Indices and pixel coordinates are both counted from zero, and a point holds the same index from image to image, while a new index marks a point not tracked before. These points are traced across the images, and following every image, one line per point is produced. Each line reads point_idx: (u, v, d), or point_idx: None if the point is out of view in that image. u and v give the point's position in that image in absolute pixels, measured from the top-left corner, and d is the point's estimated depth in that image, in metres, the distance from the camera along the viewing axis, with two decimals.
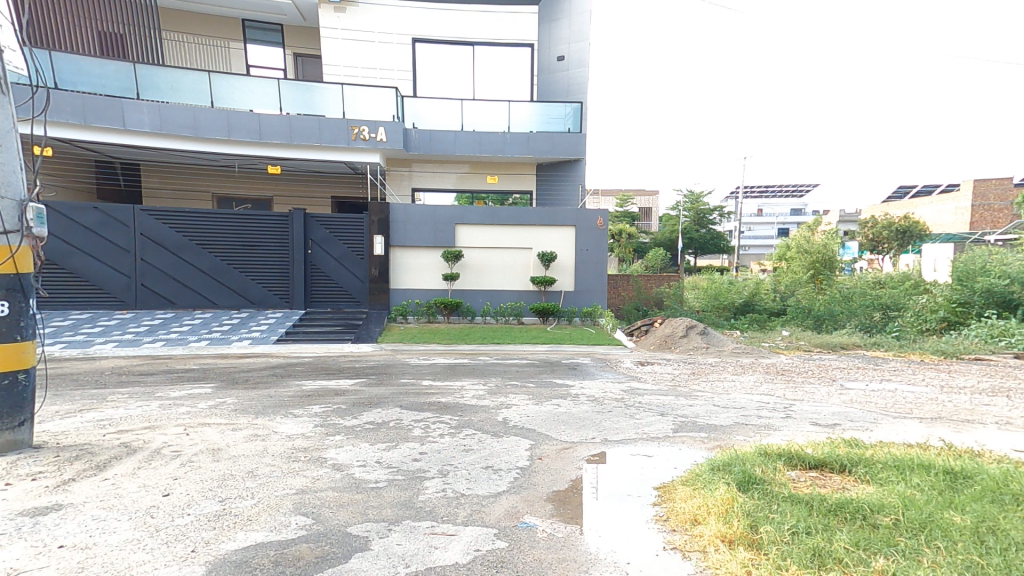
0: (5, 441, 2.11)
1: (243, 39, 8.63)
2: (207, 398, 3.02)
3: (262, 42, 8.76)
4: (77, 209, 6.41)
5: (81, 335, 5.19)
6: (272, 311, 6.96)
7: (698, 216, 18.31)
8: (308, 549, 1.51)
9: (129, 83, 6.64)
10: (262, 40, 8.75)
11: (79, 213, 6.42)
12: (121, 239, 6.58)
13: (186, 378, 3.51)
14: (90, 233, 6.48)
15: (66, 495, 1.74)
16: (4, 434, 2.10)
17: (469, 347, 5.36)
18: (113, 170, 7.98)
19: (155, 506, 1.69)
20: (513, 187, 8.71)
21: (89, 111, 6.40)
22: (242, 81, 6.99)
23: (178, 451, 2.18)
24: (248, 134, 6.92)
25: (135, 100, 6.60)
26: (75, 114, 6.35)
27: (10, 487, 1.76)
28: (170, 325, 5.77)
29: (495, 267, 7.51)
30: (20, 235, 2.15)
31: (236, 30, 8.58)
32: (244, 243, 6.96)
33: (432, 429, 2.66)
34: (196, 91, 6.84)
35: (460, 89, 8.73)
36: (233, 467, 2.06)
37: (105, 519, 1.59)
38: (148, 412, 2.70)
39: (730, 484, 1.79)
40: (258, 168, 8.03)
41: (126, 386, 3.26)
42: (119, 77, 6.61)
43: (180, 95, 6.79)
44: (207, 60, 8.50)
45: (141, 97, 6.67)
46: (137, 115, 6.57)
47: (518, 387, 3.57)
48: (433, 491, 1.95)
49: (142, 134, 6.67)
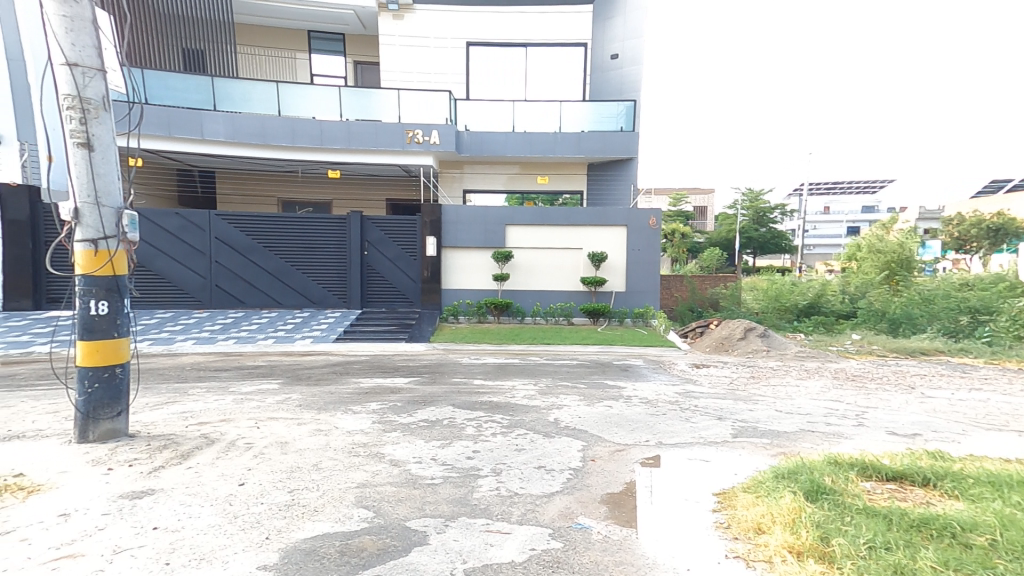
0: (106, 429, 2.30)
1: (308, 49, 9.03)
2: (275, 394, 3.18)
3: (325, 51, 9.12)
4: (159, 214, 6.87)
5: (163, 333, 5.57)
6: (331, 311, 7.23)
7: (758, 215, 17.62)
8: (370, 541, 1.57)
9: (206, 96, 7.06)
10: (324, 50, 9.11)
11: (161, 217, 6.88)
12: (197, 241, 7.01)
13: (256, 374, 3.72)
14: (170, 236, 6.93)
15: (158, 480, 1.88)
16: (105, 423, 2.29)
17: (519, 347, 5.39)
18: (191, 178, 8.51)
19: (233, 495, 1.80)
20: (563, 187, 8.69)
21: (171, 122, 6.85)
22: (307, 90, 7.28)
23: (250, 443, 2.30)
24: (310, 140, 7.21)
25: (211, 110, 7.02)
26: (158, 125, 6.81)
27: (111, 472, 1.92)
28: (241, 324, 6.11)
29: (545, 267, 7.51)
30: (118, 240, 2.34)
31: (301, 41, 8.99)
32: (307, 245, 7.26)
33: (484, 428, 2.70)
34: (265, 101, 7.20)
35: (513, 90, 8.78)
36: (300, 460, 2.16)
37: (191, 504, 1.71)
38: (224, 406, 2.88)
39: (797, 493, 1.73)
40: (319, 173, 8.37)
41: (203, 381, 3.48)
42: (197, 89, 7.02)
43: (251, 106, 7.17)
44: (276, 71, 8.96)
45: (217, 108, 7.08)
46: (213, 125, 6.98)
47: (570, 388, 3.57)
48: (487, 489, 1.98)
49: (216, 143, 7.08)
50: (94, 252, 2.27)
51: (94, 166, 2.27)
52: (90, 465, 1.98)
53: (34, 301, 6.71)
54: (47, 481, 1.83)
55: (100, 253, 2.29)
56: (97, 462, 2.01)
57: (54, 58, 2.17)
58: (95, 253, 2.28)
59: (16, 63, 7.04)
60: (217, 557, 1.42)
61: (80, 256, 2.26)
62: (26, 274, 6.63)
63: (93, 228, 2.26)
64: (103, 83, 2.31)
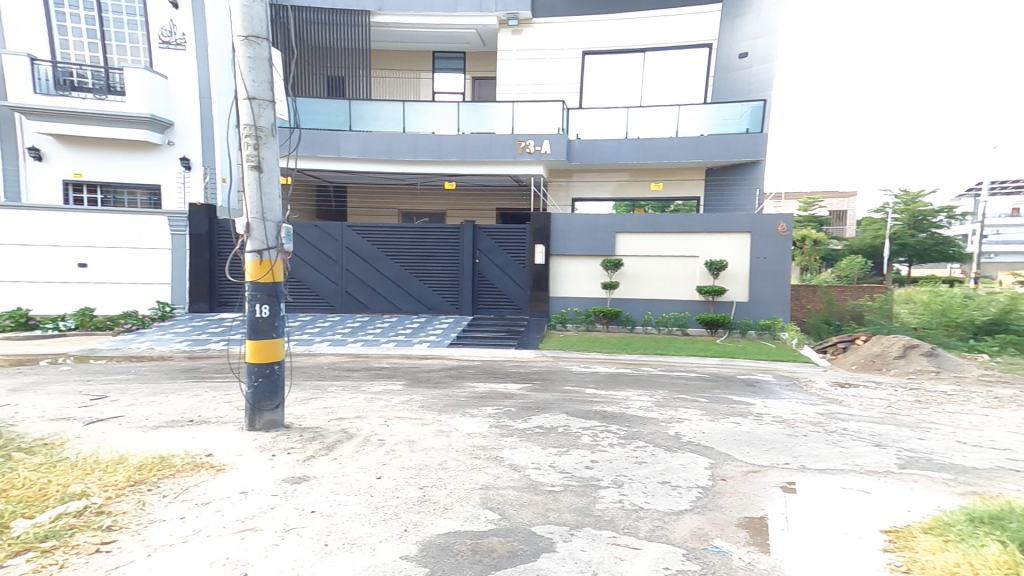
0: (268, 419, 2.60)
1: (432, 69, 9.59)
2: (399, 394, 3.35)
3: (447, 70, 9.62)
4: (303, 227, 7.61)
5: (305, 334, 6.19)
6: (445, 316, 7.56)
7: (915, 219, 15.27)
8: (499, 542, 1.58)
9: (344, 117, 7.70)
10: (447, 68, 9.61)
11: (303, 229, 7.62)
12: (331, 251, 7.66)
13: (382, 375, 3.97)
14: (310, 246, 7.64)
15: (310, 468, 2.09)
16: (266, 414, 2.59)
17: (630, 357, 5.24)
18: (326, 194, 9.37)
19: (372, 486, 1.92)
20: (678, 193, 8.43)
21: (313, 143, 7.59)
22: (429, 106, 7.71)
23: (382, 439, 2.44)
24: (428, 154, 7.64)
25: (348, 131, 7.66)
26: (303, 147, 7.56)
27: (274, 458, 2.20)
28: (367, 327, 6.59)
29: (657, 275, 7.26)
30: (277, 251, 2.63)
31: (426, 61, 9.57)
32: (425, 254, 7.66)
33: (602, 438, 2.63)
34: (391, 120, 7.71)
35: (627, 96, 8.67)
36: (426, 458, 2.25)
37: (338, 493, 1.86)
38: (356, 403, 3.09)
39: (1002, 542, 1.48)
40: (437, 185, 8.81)
41: (338, 379, 3.79)
42: (337, 112, 7.69)
43: (380, 124, 7.71)
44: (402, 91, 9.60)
45: (352, 128, 7.71)
46: (349, 144, 7.64)
47: (689, 402, 3.38)
48: (611, 501, 1.92)
49: (351, 160, 7.73)
50: (260, 261, 2.58)
51: (261, 186, 2.58)
52: (260, 450, 2.32)
53: (208, 304, 7.89)
54: (228, 461, 2.20)
55: (264, 262, 2.59)
56: (264, 448, 2.34)
57: (239, 94, 2.56)
58: (260, 262, 2.58)
59: (205, 101, 8.17)
60: (365, 543, 1.54)
61: (249, 264, 2.57)
62: (203, 281, 7.84)
63: (259, 241, 2.56)
64: (273, 111, 2.68)
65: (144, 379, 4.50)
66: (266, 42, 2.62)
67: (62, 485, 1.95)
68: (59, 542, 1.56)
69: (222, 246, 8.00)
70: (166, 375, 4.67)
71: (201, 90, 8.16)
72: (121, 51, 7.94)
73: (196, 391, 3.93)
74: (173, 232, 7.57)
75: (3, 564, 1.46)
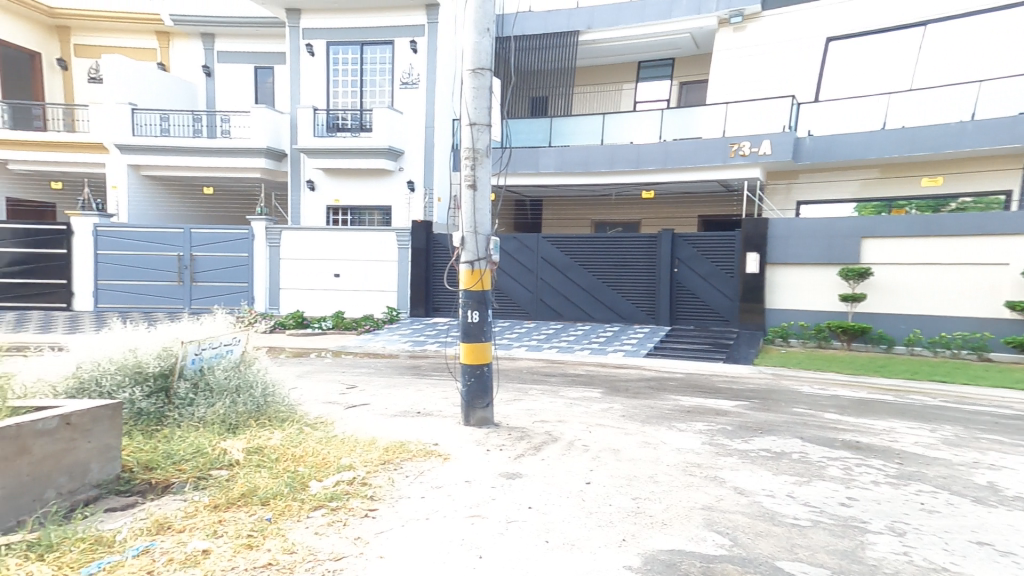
0: (480, 417, 2.90)
1: (636, 79, 9.71)
2: (600, 402, 3.36)
3: (652, 78, 9.61)
4: (503, 239, 8.19)
5: (507, 338, 6.68)
6: (640, 326, 7.45)
7: None
8: (734, 571, 1.46)
9: (545, 135, 8.18)
10: (652, 76, 9.60)
11: (503, 241, 8.20)
12: (527, 260, 8.09)
13: (580, 381, 4.03)
14: (508, 256, 8.19)
15: (520, 466, 2.26)
16: (479, 412, 2.90)
17: (879, 383, 4.53)
18: (524, 206, 9.92)
19: (584, 491, 1.97)
20: (963, 189, 7.01)
21: (518, 160, 8.18)
22: (629, 118, 7.77)
23: (586, 445, 2.47)
24: (626, 164, 7.72)
25: (548, 147, 8.10)
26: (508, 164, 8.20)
27: (490, 452, 2.47)
28: (562, 334, 6.82)
29: (939, 287, 6.14)
30: (487, 262, 2.91)
31: (631, 73, 9.74)
32: (618, 263, 7.65)
33: (850, 472, 2.28)
34: (590, 133, 7.95)
35: (876, 81, 7.56)
36: (635, 468, 2.20)
37: (553, 494, 1.95)
38: (558, 408, 3.17)
39: None
40: (633, 195, 8.79)
41: (538, 382, 3.95)
42: (540, 131, 8.22)
43: (578, 138, 8.01)
44: (605, 104, 9.87)
45: (552, 143, 8.12)
46: (547, 159, 8.06)
47: (992, 445, 2.77)
48: (880, 550, 1.64)
49: (549, 174, 8.14)
50: (473, 272, 2.91)
51: (476, 204, 2.89)
52: (476, 444, 2.60)
53: (424, 309, 9.04)
54: (451, 452, 2.54)
55: (475, 273, 2.92)
56: (479, 442, 2.61)
57: (464, 121, 2.89)
58: (473, 273, 2.91)
59: (427, 129, 9.41)
60: (584, 547, 1.59)
61: (464, 275, 2.92)
62: (421, 288, 9.01)
63: (473, 254, 2.90)
64: (489, 134, 2.95)
65: (380, 373, 5.35)
66: (488, 71, 2.89)
67: (338, 457, 2.52)
68: (341, 503, 2.07)
69: (438, 262, 9.07)
70: (395, 370, 5.49)
71: (426, 120, 9.42)
72: (373, 95, 9.61)
73: (420, 390, 4.61)
74: (399, 248, 8.87)
75: (309, 514, 2.00)
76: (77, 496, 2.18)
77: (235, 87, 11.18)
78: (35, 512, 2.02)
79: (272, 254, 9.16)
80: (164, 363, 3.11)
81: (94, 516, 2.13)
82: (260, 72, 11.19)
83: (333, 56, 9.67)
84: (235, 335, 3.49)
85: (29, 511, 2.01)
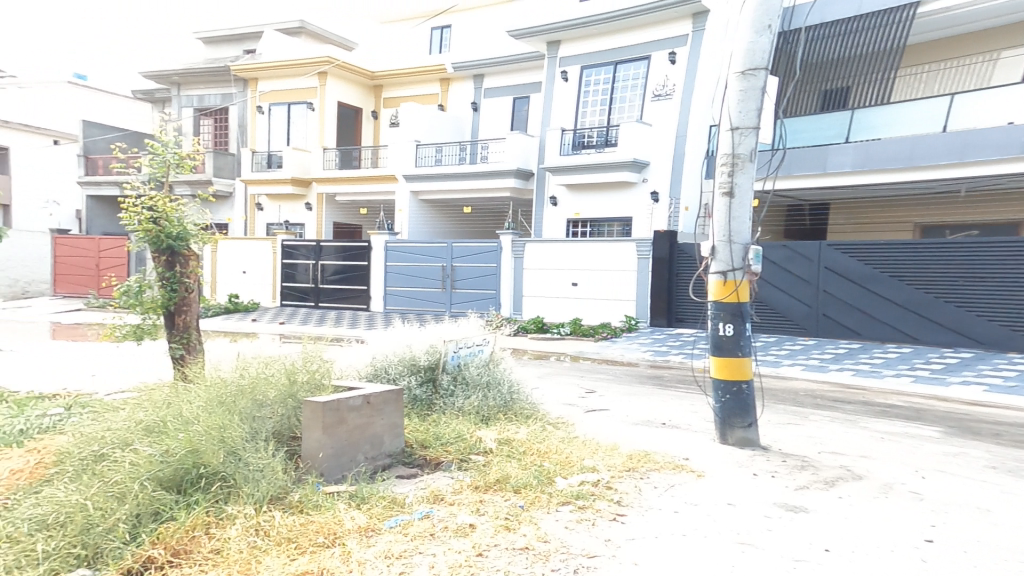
0: (739, 434, 3.19)
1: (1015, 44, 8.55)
2: (924, 435, 3.76)
3: None
4: (772, 248, 8.39)
5: (774, 356, 6.82)
6: (1011, 351, 6.66)
7: None
8: None
9: (842, 129, 8.63)
10: None
11: (773, 251, 8.38)
12: (805, 272, 8.10)
13: (885, 412, 4.40)
14: (778, 267, 8.32)
15: (804, 499, 2.54)
16: (739, 429, 3.19)
17: None
18: (802, 212, 10.40)
19: (915, 547, 2.14)
20: None
21: (808, 161, 8.83)
22: (972, 98, 7.55)
23: (913, 493, 2.64)
24: (949, 157, 7.67)
25: (841, 144, 8.59)
26: (797, 166, 8.92)
27: (757, 476, 2.79)
28: (854, 355, 6.74)
29: None
30: (743, 272, 3.17)
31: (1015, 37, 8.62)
32: (964, 271, 7.04)
33: None
34: (908, 123, 8.06)
35: None
36: (992, 531, 2.29)
37: (865, 540, 2.19)
38: (872, 439, 3.57)
39: None
40: (985, 190, 8.36)
41: (824, 409, 4.44)
42: (833, 126, 8.72)
43: (886, 130, 8.25)
44: (965, 77, 8.89)
45: (848, 139, 8.57)
46: (841, 157, 8.54)
47: None
48: None
49: (842, 172, 8.59)
50: (727, 283, 3.21)
51: (733, 212, 3.15)
52: (742, 465, 2.94)
53: (665, 319, 8.88)
54: (699, 468, 2.91)
55: (730, 284, 3.21)
56: (749, 465, 2.93)
57: (726, 127, 3.14)
58: (727, 284, 3.21)
59: (681, 138, 9.46)
60: None
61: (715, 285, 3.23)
62: (663, 298, 8.88)
63: (726, 263, 3.17)
64: (752, 136, 3.14)
65: (618, 380, 5.45)
66: (761, 75, 3.07)
67: (579, 457, 3.03)
68: (587, 502, 2.54)
69: (682, 269, 8.86)
70: (636, 379, 5.53)
71: (679, 129, 9.50)
72: (620, 111, 10.13)
73: (664, 401, 4.59)
74: (640, 257, 8.94)
75: (563, 508, 2.50)
76: (377, 460, 3.00)
77: (496, 118, 12.87)
78: (353, 469, 2.87)
79: (516, 263, 10.12)
80: (430, 358, 3.96)
81: (388, 479, 2.91)
82: (518, 103, 12.64)
83: (586, 79, 10.53)
84: (483, 337, 4.19)
85: (349, 469, 2.87)
